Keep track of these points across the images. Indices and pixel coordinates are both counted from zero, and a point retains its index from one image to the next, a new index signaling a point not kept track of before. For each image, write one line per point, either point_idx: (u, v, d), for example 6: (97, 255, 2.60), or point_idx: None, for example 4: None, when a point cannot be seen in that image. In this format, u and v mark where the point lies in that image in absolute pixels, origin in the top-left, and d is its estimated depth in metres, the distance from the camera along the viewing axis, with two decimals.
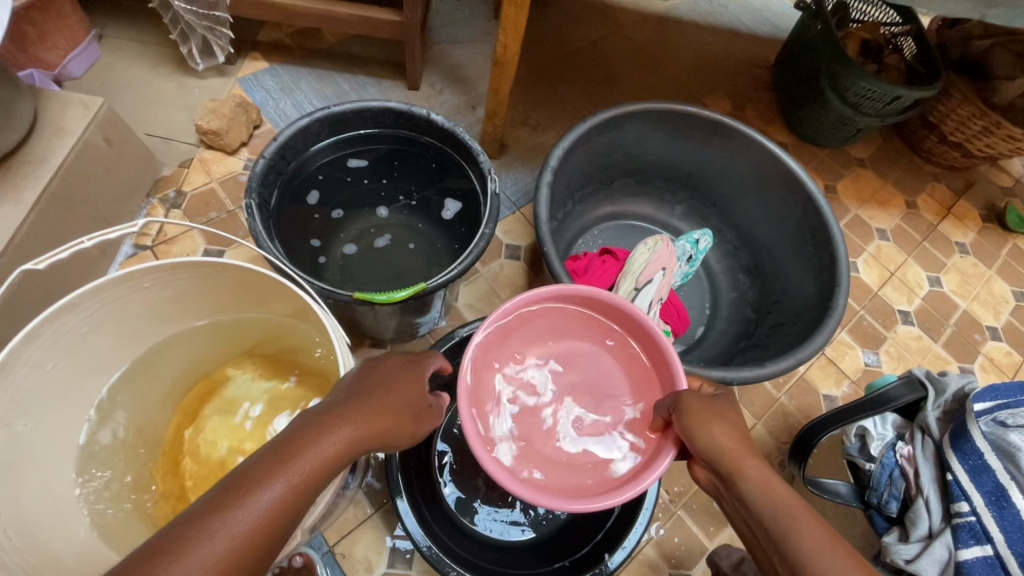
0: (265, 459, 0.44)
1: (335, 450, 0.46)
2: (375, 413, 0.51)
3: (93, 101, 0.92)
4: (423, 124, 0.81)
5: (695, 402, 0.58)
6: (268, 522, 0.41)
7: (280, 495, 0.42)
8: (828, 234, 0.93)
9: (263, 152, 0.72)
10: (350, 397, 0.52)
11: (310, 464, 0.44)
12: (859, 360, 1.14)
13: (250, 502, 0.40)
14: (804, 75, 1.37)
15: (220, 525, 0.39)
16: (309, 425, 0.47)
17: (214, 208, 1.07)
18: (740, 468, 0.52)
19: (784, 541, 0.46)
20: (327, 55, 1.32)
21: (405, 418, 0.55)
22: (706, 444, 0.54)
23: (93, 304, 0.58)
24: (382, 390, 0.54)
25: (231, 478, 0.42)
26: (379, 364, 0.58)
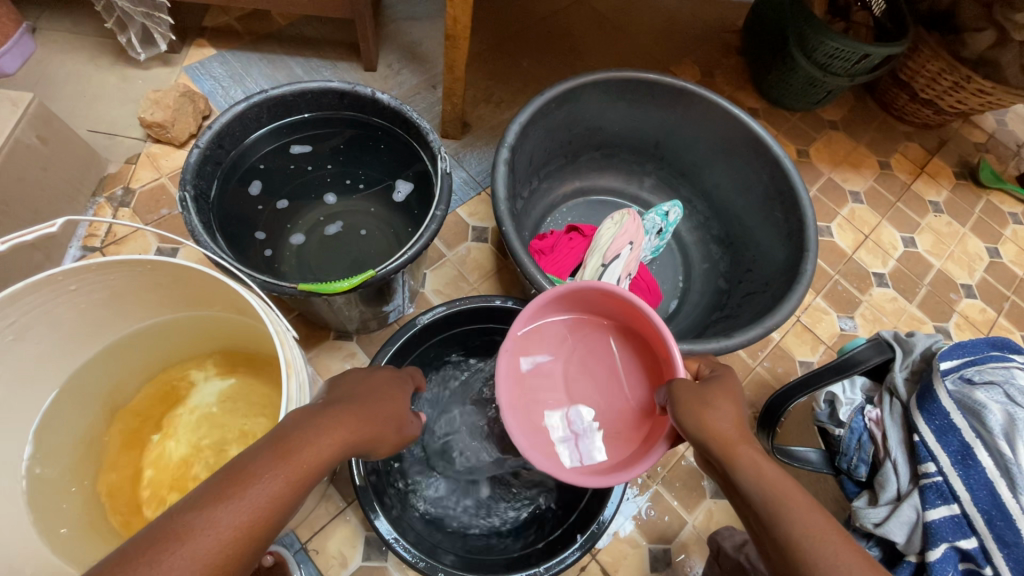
0: (263, 451, 0.42)
1: (329, 449, 0.44)
2: (366, 416, 0.50)
3: (22, 97, 0.87)
4: (369, 104, 0.77)
5: (686, 392, 0.54)
6: (261, 513, 0.39)
7: (277, 491, 0.40)
8: (796, 198, 0.91)
9: (197, 142, 0.68)
10: (345, 401, 0.50)
11: (307, 459, 0.42)
12: (834, 326, 1.13)
13: (249, 492, 0.38)
14: (772, 37, 1.34)
15: (216, 516, 0.37)
16: (305, 419, 0.45)
17: (165, 204, 1.03)
18: (732, 453, 0.48)
19: (774, 523, 0.43)
20: (277, 39, 1.26)
21: (393, 428, 0.54)
22: (699, 429, 0.50)
23: (14, 312, 0.54)
24: (373, 399, 0.53)
25: (227, 470, 0.40)
26: (369, 375, 0.57)
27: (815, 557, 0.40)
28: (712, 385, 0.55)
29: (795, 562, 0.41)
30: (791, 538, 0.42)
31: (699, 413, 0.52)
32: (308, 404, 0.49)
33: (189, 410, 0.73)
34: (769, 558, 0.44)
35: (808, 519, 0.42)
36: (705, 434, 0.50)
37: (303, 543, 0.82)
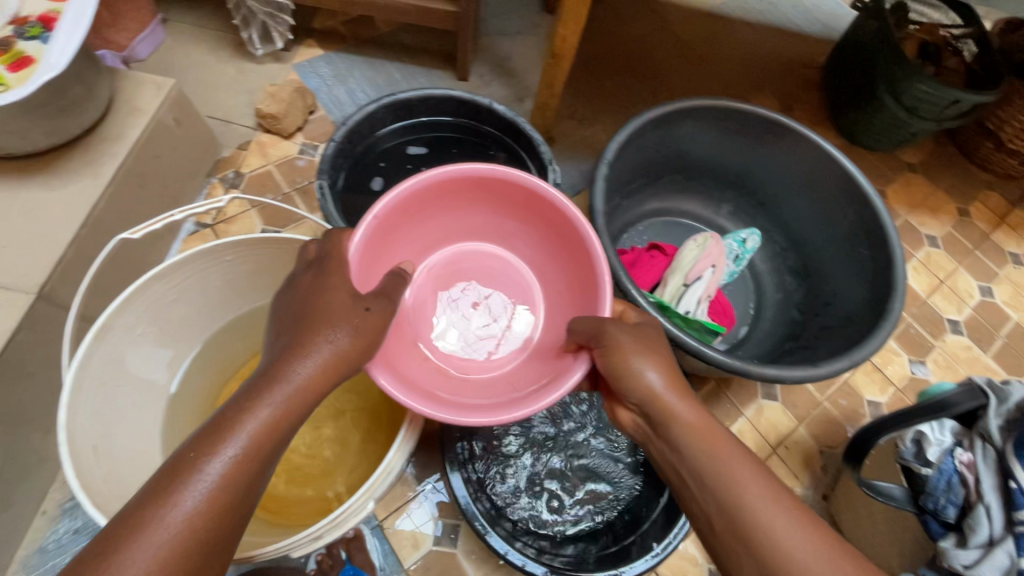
0: (204, 432, 0.42)
1: (279, 412, 0.45)
2: (319, 357, 0.48)
3: (166, 81, 0.95)
4: (485, 112, 0.82)
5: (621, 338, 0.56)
6: (225, 490, 0.41)
7: (227, 463, 0.41)
8: (885, 237, 0.92)
9: (333, 136, 0.74)
10: (286, 346, 0.48)
11: (248, 434, 0.42)
12: (905, 369, 1.12)
13: (199, 480, 0.40)
14: (859, 76, 1.34)
15: (169, 516, 0.38)
16: (244, 387, 0.45)
17: (271, 190, 1.11)
18: (671, 415, 0.53)
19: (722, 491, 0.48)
20: (379, 44, 1.34)
21: (356, 355, 0.50)
22: (636, 387, 0.54)
23: (181, 274, 0.61)
24: (308, 326, 0.49)
25: (174, 459, 0.41)
26: (314, 295, 0.52)
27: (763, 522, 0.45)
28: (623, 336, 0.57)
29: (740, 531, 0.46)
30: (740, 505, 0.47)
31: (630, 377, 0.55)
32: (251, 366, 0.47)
33: None
34: (713, 522, 0.48)
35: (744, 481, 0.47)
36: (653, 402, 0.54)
37: (380, 521, 0.86)
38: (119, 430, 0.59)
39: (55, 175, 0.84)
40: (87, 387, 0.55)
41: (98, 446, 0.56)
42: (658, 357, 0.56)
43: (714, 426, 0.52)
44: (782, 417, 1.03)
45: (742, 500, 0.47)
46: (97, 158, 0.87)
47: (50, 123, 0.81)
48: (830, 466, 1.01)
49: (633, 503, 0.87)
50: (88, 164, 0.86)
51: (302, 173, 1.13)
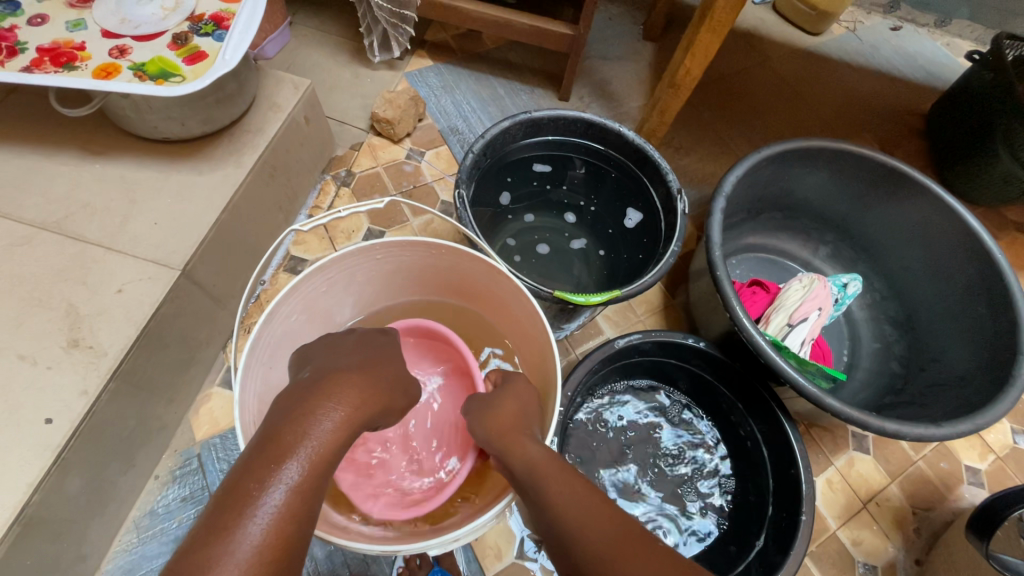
0: (254, 459, 0.41)
1: (332, 441, 0.44)
2: (364, 387, 0.49)
3: (302, 82, 1.01)
4: (614, 137, 0.83)
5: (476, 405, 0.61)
6: (287, 519, 0.39)
7: (284, 496, 0.40)
8: (1008, 297, 0.89)
9: (472, 149, 0.77)
10: (328, 372, 0.50)
11: (305, 458, 0.42)
12: (1007, 437, 1.07)
13: (260, 507, 0.39)
14: (970, 128, 1.31)
15: (237, 544, 0.37)
16: (295, 406, 0.45)
17: (379, 191, 1.15)
18: (507, 442, 0.54)
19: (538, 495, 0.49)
20: (486, 59, 1.38)
21: (393, 392, 0.52)
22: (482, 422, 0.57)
23: (337, 268, 0.65)
24: (332, 360, 0.52)
25: (224, 490, 0.40)
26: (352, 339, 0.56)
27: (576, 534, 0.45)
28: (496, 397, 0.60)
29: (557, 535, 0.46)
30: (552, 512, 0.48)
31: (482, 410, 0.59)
32: (294, 386, 0.48)
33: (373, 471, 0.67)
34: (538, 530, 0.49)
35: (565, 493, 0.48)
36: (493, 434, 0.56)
37: None
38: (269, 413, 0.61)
39: (202, 161, 0.90)
40: (254, 368, 0.59)
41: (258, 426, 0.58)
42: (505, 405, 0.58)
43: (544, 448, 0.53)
44: (873, 473, 1.00)
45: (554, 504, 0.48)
46: (239, 148, 0.92)
47: (204, 113, 0.87)
48: (923, 530, 0.97)
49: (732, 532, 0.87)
50: (232, 153, 0.92)
51: (408, 178, 1.17)
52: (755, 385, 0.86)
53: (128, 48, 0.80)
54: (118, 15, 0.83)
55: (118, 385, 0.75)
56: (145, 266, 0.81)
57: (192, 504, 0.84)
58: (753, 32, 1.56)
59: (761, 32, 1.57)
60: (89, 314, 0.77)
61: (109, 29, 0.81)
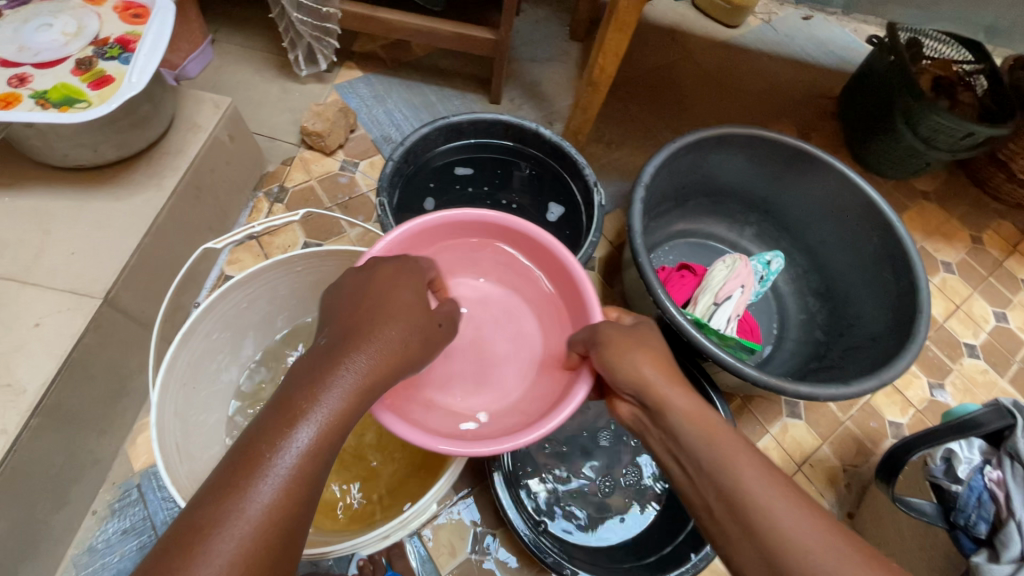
0: (270, 421, 0.42)
1: (345, 406, 0.44)
2: (379, 349, 0.48)
3: (222, 100, 1.00)
4: (532, 137, 0.86)
5: (613, 333, 0.58)
6: (297, 483, 0.41)
7: (296, 458, 0.41)
8: (908, 262, 0.96)
9: (392, 156, 0.79)
10: (348, 331, 0.49)
11: (316, 422, 0.43)
12: (925, 391, 1.16)
13: (274, 467, 0.40)
14: (876, 107, 1.40)
15: (250, 499, 0.39)
16: (310, 372, 0.45)
17: (313, 205, 1.15)
18: (666, 400, 0.53)
19: (713, 466, 0.49)
20: (416, 67, 1.40)
21: (413, 346, 0.50)
22: (632, 377, 0.55)
23: (256, 284, 0.65)
24: (361, 316, 0.50)
25: (240, 451, 0.41)
26: (377, 289, 0.52)
27: (760, 515, 0.45)
28: (637, 334, 0.59)
29: (738, 505, 0.46)
30: (731, 486, 0.47)
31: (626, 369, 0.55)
32: (313, 348, 0.47)
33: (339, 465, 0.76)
34: (706, 501, 0.49)
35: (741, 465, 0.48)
36: (648, 392, 0.54)
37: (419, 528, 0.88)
38: (187, 435, 0.60)
39: (121, 187, 0.88)
40: (174, 387, 0.58)
41: (180, 446, 0.58)
42: (654, 355, 0.56)
43: (709, 414, 0.53)
44: (806, 436, 1.06)
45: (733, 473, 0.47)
46: (159, 170, 0.91)
47: (117, 138, 0.85)
48: (854, 485, 1.03)
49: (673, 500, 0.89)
50: (151, 176, 0.90)
51: (343, 189, 1.18)
52: (685, 365, 0.91)
53: (29, 76, 0.78)
54: (15, 42, 0.80)
55: (41, 422, 0.73)
56: (63, 297, 0.79)
57: (134, 535, 0.82)
58: (675, 28, 1.62)
59: (683, 28, 1.63)
60: (4, 351, 0.74)
61: (6, 58, 0.79)
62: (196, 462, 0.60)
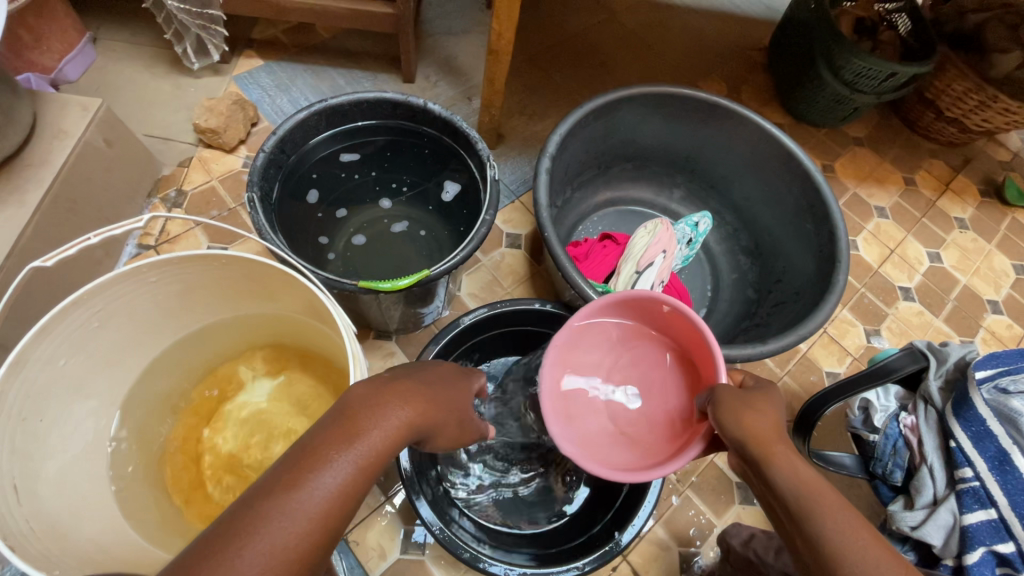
0: (321, 436, 0.38)
1: (396, 435, 0.40)
2: (432, 398, 0.45)
3: (92, 102, 0.92)
4: (421, 113, 0.81)
5: (726, 394, 0.53)
6: (327, 522, 0.35)
7: (341, 485, 0.36)
8: (827, 210, 0.94)
9: (263, 147, 0.72)
10: (409, 373, 0.47)
11: (373, 446, 0.38)
12: (861, 338, 1.15)
13: (318, 487, 0.35)
14: (800, 55, 1.37)
15: (296, 505, 0.34)
16: (373, 392, 0.41)
17: (215, 207, 1.07)
18: (769, 452, 0.47)
19: (816, 529, 0.42)
20: (321, 51, 1.32)
21: (450, 418, 0.48)
22: (739, 426, 0.49)
23: (102, 300, 0.57)
24: (436, 379, 0.48)
25: (278, 465, 0.36)
26: (433, 364, 0.51)
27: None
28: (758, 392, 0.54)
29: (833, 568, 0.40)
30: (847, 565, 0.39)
31: (738, 409, 0.51)
32: (373, 376, 0.44)
33: (239, 407, 0.74)
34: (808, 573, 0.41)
35: (843, 524, 0.41)
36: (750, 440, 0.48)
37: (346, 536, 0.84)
38: (44, 464, 0.56)
39: None
40: (5, 424, 0.52)
41: (19, 487, 0.52)
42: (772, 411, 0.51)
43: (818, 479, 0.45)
44: None
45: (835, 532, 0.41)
46: (20, 185, 0.84)
47: None
48: None
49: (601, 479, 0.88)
50: (12, 193, 0.83)
51: None
52: None
53: None
54: None
55: None
56: None
57: None
58: None
59: None
60: None
61: None
62: (62, 492, 0.57)
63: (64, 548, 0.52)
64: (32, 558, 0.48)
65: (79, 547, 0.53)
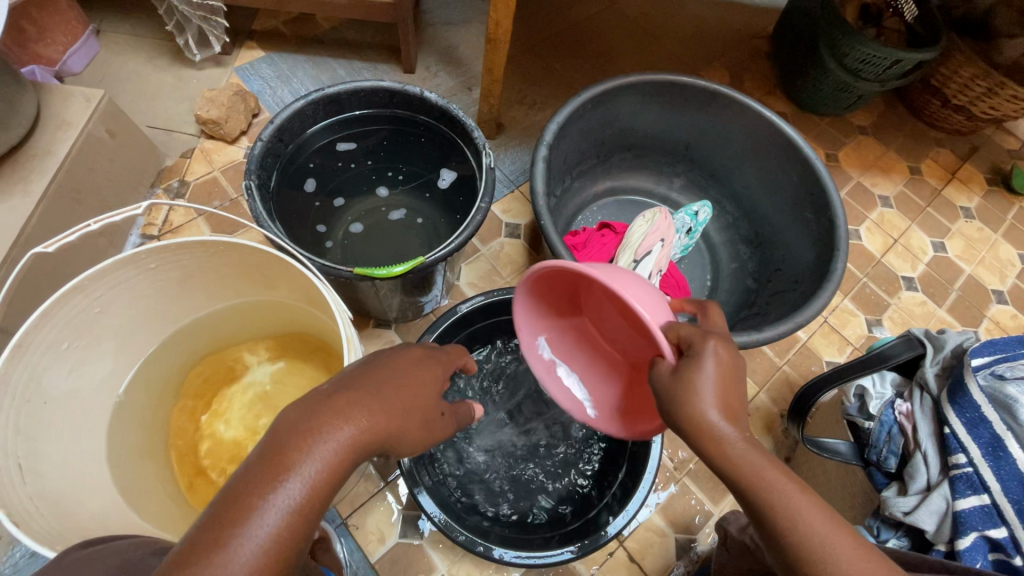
0: (254, 472, 0.38)
1: (336, 460, 0.40)
2: (382, 411, 0.44)
3: (94, 93, 0.93)
4: (418, 103, 0.81)
5: (667, 381, 0.53)
6: (269, 557, 0.36)
7: (278, 522, 0.37)
8: (826, 198, 0.93)
9: (260, 135, 0.73)
10: (353, 384, 0.45)
11: (308, 477, 0.39)
12: (862, 328, 1.15)
13: (252, 527, 0.36)
14: (803, 42, 1.35)
15: (229, 554, 0.35)
16: (304, 420, 0.41)
17: (217, 197, 1.09)
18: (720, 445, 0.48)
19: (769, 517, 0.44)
20: (322, 41, 1.32)
21: (413, 421, 0.47)
22: (686, 423, 0.50)
23: (103, 287, 0.59)
24: (388, 382, 0.47)
25: (219, 503, 0.37)
26: (388, 357, 0.50)
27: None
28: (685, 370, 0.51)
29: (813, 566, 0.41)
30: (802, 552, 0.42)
31: (684, 409, 0.50)
32: (312, 393, 0.44)
33: (242, 389, 0.76)
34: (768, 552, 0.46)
35: (809, 522, 0.43)
36: (698, 435, 0.49)
37: (345, 519, 0.86)
38: (49, 444, 0.58)
39: None
40: (8, 406, 0.53)
41: (23, 466, 0.54)
42: (713, 395, 0.49)
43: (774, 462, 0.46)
44: None
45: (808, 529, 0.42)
46: (25, 175, 0.86)
47: None
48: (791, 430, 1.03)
49: (599, 465, 0.89)
50: (18, 183, 0.85)
51: None
52: None
53: None
54: None
55: None
56: None
57: (42, 556, 0.80)
58: None
59: None
60: None
61: None
62: (65, 472, 0.58)
63: (66, 523, 0.53)
64: (36, 534, 0.49)
65: (82, 524, 0.54)
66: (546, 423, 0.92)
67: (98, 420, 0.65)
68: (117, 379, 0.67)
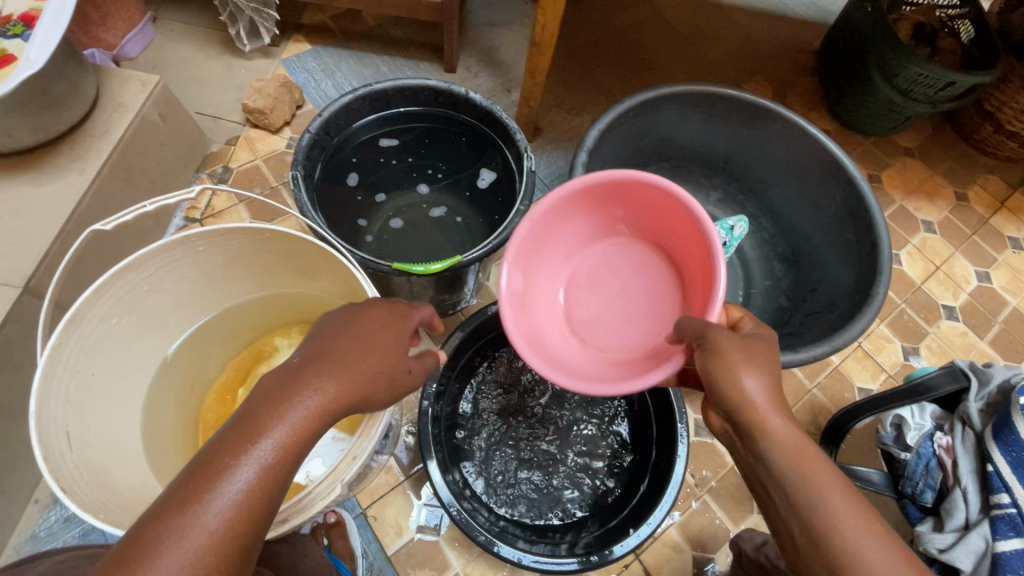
0: (230, 439, 0.39)
1: (307, 424, 0.41)
2: (350, 377, 0.44)
3: (150, 78, 0.96)
4: (462, 102, 0.82)
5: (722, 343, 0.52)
6: (245, 514, 0.37)
7: (251, 482, 0.38)
8: (870, 220, 0.91)
9: (309, 127, 0.74)
10: (318, 353, 0.46)
11: (279, 440, 0.39)
12: (897, 355, 1.11)
13: (226, 485, 0.37)
14: (851, 59, 1.32)
15: (200, 515, 0.36)
16: (275, 389, 0.42)
17: (258, 185, 1.11)
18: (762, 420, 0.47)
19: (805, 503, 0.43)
20: (366, 37, 1.34)
21: (382, 386, 0.47)
22: (728, 389, 0.49)
23: (153, 266, 0.60)
24: (350, 349, 0.47)
25: (195, 467, 0.38)
26: (352, 322, 0.49)
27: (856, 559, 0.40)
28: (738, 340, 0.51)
29: (828, 547, 0.42)
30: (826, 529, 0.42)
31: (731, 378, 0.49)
32: (282, 365, 0.44)
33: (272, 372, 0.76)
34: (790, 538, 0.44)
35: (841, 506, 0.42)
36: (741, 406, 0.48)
37: (363, 509, 0.87)
38: (93, 415, 0.60)
39: (42, 171, 0.87)
40: (60, 376, 0.55)
41: (70, 434, 0.56)
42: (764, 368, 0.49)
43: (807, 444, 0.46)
44: None
45: (834, 518, 0.42)
46: (81, 154, 0.89)
47: (33, 121, 0.82)
48: None
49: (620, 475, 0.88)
50: (75, 160, 0.88)
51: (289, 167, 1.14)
52: None
53: None
54: None
55: None
56: None
57: (76, 521, 0.83)
58: None
59: None
60: None
61: None
62: (107, 442, 0.60)
63: (104, 492, 0.55)
64: (80, 500, 0.51)
65: (121, 494, 0.56)
66: (568, 428, 0.92)
67: (139, 394, 0.67)
68: (159, 356, 0.69)
